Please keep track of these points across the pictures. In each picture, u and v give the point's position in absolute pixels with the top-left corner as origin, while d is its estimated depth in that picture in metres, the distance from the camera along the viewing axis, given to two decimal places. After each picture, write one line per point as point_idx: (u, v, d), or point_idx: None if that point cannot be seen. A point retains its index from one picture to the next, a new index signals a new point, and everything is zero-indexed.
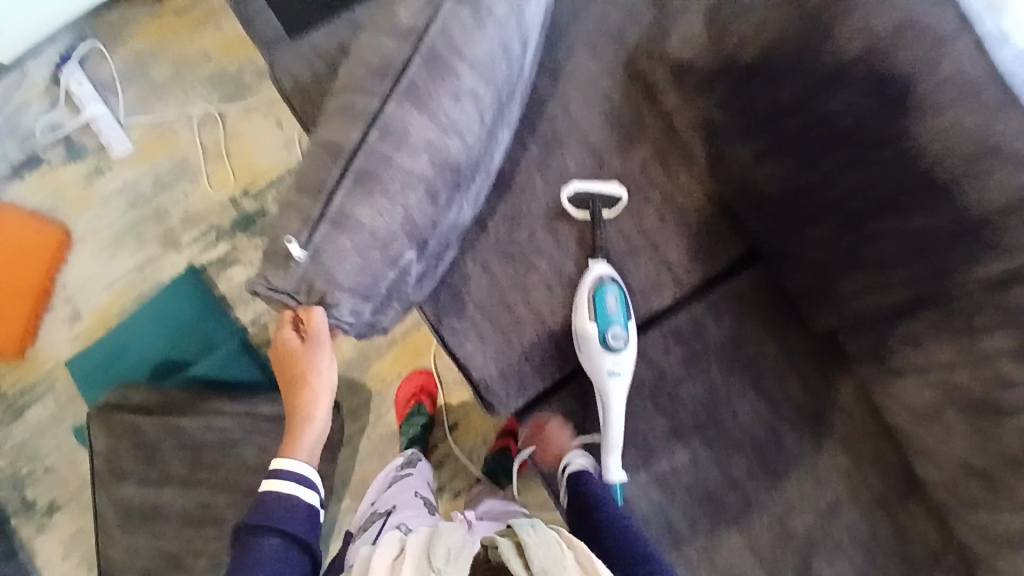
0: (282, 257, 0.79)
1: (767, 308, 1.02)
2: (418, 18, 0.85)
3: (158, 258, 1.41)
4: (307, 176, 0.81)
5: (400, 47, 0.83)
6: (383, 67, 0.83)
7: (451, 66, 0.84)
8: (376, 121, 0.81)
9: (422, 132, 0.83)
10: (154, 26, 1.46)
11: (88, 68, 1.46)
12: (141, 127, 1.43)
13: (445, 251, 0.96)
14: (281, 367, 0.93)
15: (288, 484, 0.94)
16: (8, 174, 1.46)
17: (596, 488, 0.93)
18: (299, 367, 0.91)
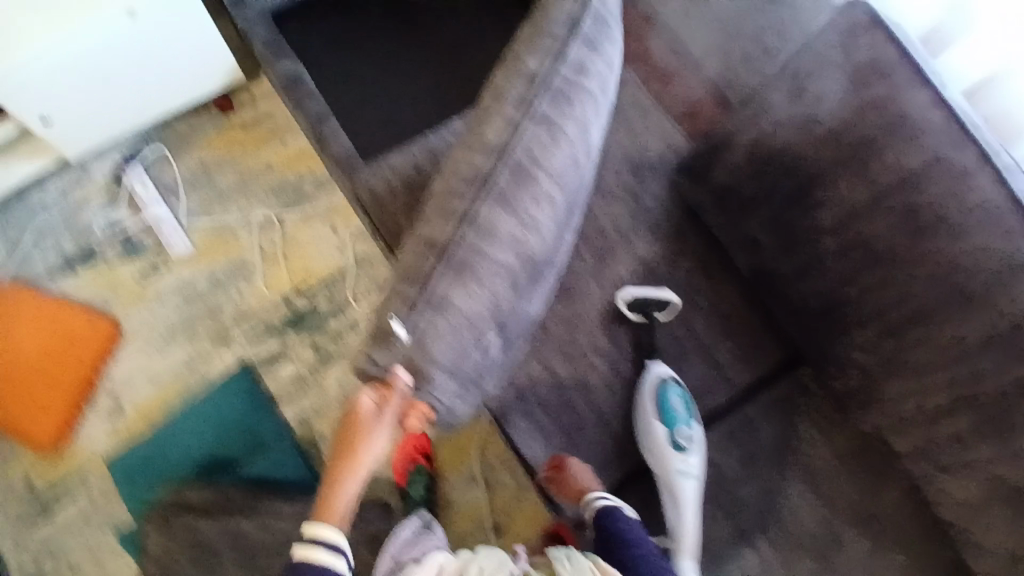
0: (386, 331, 0.77)
1: (812, 409, 1.11)
2: (501, 132, 0.80)
3: (207, 353, 1.44)
4: (406, 265, 0.77)
5: (487, 161, 0.79)
6: (473, 173, 0.79)
7: (536, 173, 0.81)
8: (467, 219, 0.77)
9: (509, 227, 0.80)
10: (223, 137, 1.56)
11: (154, 172, 1.53)
12: (201, 229, 1.50)
13: (513, 339, 0.96)
14: (344, 433, 0.86)
15: (322, 548, 0.86)
16: (60, 266, 1.47)
17: (624, 527, 0.95)
18: (362, 436, 0.84)
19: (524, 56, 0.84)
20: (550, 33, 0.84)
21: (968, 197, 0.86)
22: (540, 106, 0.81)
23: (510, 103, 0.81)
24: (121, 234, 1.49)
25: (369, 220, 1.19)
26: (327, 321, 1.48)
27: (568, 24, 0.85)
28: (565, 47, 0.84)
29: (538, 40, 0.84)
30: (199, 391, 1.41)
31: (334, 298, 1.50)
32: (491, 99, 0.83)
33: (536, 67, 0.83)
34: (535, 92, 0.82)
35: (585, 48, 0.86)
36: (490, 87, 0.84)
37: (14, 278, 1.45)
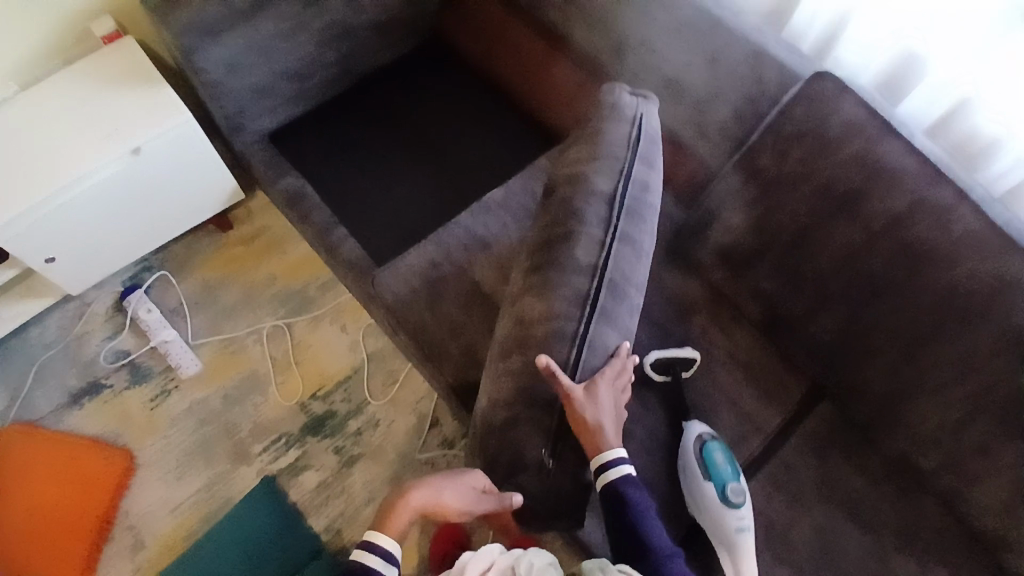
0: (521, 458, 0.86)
1: (840, 441, 1.17)
2: (591, 252, 0.87)
3: (228, 472, 1.40)
4: (530, 392, 0.84)
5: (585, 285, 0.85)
6: (579, 297, 0.85)
7: (626, 288, 0.90)
8: (585, 343, 0.84)
9: (614, 342, 0.89)
10: (223, 253, 1.60)
11: (155, 296, 1.55)
12: (210, 346, 1.51)
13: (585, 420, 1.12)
14: (444, 476, 0.91)
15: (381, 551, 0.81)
16: (65, 405, 1.43)
17: (632, 506, 0.86)
18: (459, 492, 0.88)
19: (596, 178, 0.89)
20: (612, 154, 0.91)
21: (956, 230, 0.95)
22: (620, 227, 0.88)
23: (592, 225, 0.87)
24: (126, 361, 1.47)
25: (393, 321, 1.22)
26: (346, 422, 1.46)
27: (625, 145, 0.92)
28: (627, 167, 0.91)
29: (603, 161, 0.90)
30: (221, 515, 1.36)
31: (351, 399, 1.48)
32: (571, 221, 0.88)
33: (608, 190, 0.89)
34: (612, 214, 0.89)
35: (643, 166, 0.93)
36: (565, 210, 0.89)
37: (16, 421, 1.41)
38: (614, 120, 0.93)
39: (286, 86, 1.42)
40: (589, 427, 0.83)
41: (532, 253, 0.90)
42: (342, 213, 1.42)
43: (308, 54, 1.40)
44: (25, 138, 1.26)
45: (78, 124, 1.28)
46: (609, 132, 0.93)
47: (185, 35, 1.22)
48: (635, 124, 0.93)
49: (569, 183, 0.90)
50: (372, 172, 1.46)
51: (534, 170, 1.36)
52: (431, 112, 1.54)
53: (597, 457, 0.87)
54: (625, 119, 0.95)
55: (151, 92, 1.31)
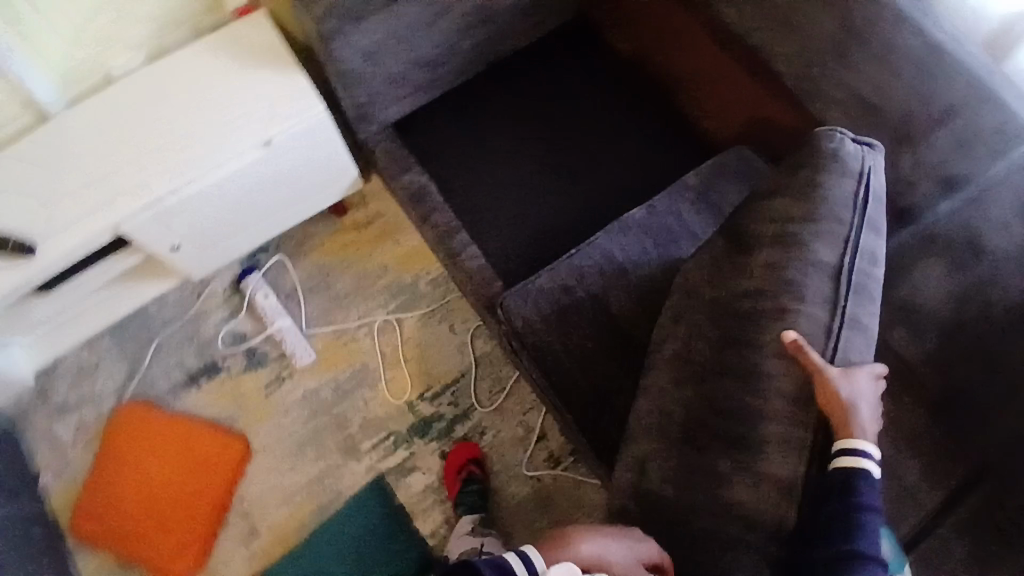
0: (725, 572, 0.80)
1: (1006, 531, 1.03)
2: (818, 340, 0.79)
3: (338, 467, 1.41)
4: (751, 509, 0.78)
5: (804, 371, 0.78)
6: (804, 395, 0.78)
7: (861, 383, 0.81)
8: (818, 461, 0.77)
9: None
10: (337, 237, 1.57)
11: (271, 279, 1.55)
12: (323, 336, 1.50)
13: None
14: (604, 529, 0.81)
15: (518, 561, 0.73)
16: (184, 384, 1.47)
17: (858, 498, 0.71)
18: (621, 556, 0.79)
19: (820, 249, 0.81)
20: (835, 217, 0.82)
21: None
22: (844, 304, 0.80)
23: (812, 302, 0.80)
24: (243, 345, 1.50)
25: (522, 348, 1.14)
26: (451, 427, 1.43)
27: (847, 206, 0.83)
28: (849, 233, 0.82)
29: (824, 226, 0.82)
30: (332, 510, 1.38)
31: (459, 402, 1.45)
32: (787, 295, 0.80)
33: (831, 261, 0.81)
34: (833, 289, 0.81)
35: (870, 235, 0.84)
36: (782, 285, 0.81)
37: (139, 398, 1.46)
38: (837, 176, 0.83)
39: (419, 74, 1.33)
40: (843, 407, 0.73)
41: (729, 323, 0.84)
42: (465, 215, 1.35)
43: (443, 39, 1.29)
44: (162, 123, 1.24)
45: (209, 109, 1.23)
46: (830, 190, 0.83)
47: (328, 19, 1.13)
48: (863, 183, 0.84)
49: (784, 249, 0.82)
50: (499, 172, 1.37)
51: (682, 187, 1.23)
52: (566, 106, 1.42)
53: (845, 442, 0.73)
54: (849, 173, 0.84)
55: (284, 80, 1.25)
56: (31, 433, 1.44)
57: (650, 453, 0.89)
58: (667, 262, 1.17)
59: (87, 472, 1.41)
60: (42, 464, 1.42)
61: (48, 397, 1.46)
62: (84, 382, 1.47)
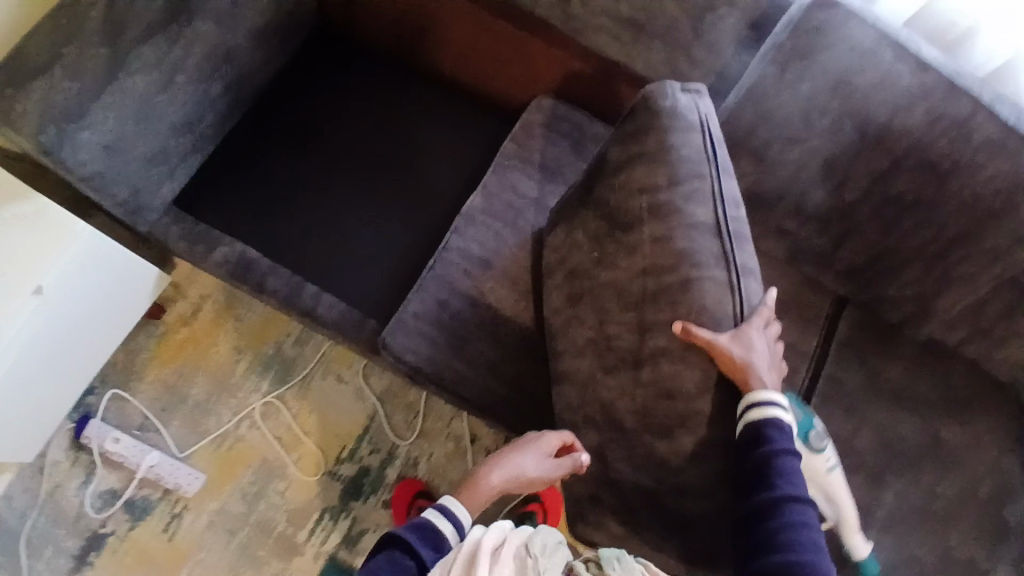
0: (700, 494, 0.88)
1: (873, 338, 1.17)
2: (723, 299, 0.84)
3: (284, 571, 1.29)
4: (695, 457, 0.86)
5: (724, 325, 0.83)
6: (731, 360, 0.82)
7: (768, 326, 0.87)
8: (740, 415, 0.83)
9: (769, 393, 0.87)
10: (169, 343, 1.40)
11: (114, 420, 1.35)
12: (205, 450, 1.34)
13: None
14: (506, 450, 0.95)
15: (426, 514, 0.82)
16: (69, 572, 1.26)
17: (773, 445, 0.78)
18: (535, 462, 0.92)
19: (693, 211, 0.87)
20: (695, 173, 0.88)
21: (975, 136, 0.95)
22: (732, 253, 0.86)
23: (705, 261, 0.85)
24: (117, 501, 1.30)
25: (423, 381, 1.12)
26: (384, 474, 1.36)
27: (700, 161, 0.89)
28: (711, 187, 0.88)
29: (689, 186, 0.88)
30: None
31: (380, 447, 1.38)
32: (682, 262, 0.85)
33: (708, 217, 0.87)
34: (718, 243, 0.86)
35: (729, 179, 0.91)
36: (671, 254, 0.86)
37: None
38: (683, 134, 0.90)
39: (178, 141, 1.19)
40: (743, 368, 0.81)
41: (640, 301, 0.89)
42: (299, 269, 1.25)
43: (190, 97, 1.17)
44: None
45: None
46: (680, 150, 0.89)
47: (46, 125, 1.00)
48: (707, 133, 0.90)
49: (662, 219, 0.88)
50: (312, 210, 1.28)
51: (501, 159, 1.23)
52: (349, 117, 1.33)
53: (750, 395, 0.81)
54: (691, 128, 0.91)
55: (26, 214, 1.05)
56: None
57: (608, 445, 0.96)
58: (516, 239, 1.19)
59: None
60: None
61: None
62: None
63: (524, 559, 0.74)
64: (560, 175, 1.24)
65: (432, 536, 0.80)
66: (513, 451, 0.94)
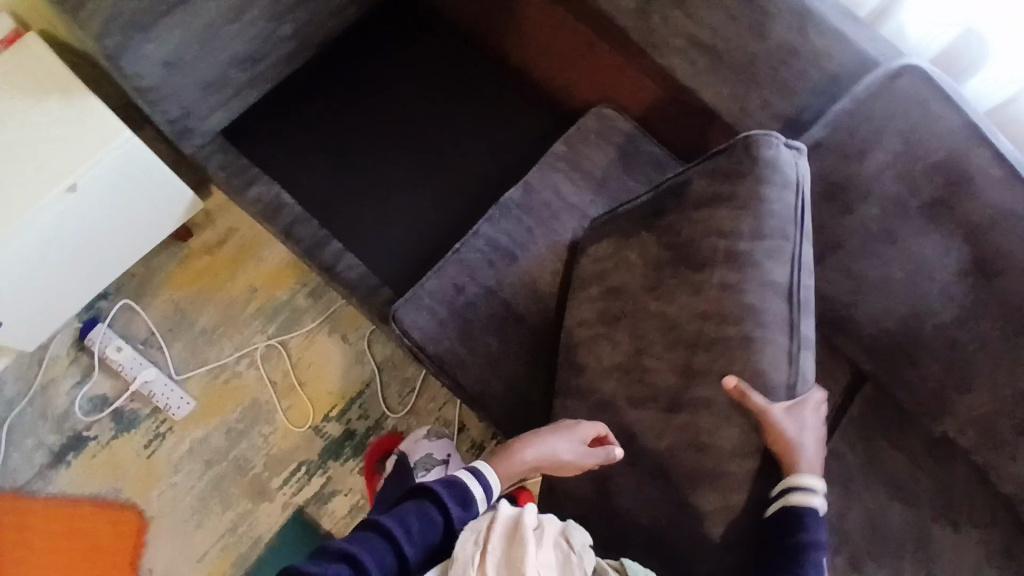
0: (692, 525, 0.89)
1: (881, 421, 1.14)
2: (779, 367, 0.82)
3: (249, 512, 1.30)
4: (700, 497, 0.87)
5: (777, 392, 0.82)
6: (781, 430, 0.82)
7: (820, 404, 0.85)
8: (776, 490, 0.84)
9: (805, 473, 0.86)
10: (188, 267, 1.41)
11: (120, 329, 1.37)
12: (199, 379, 1.36)
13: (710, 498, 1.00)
14: (541, 431, 0.91)
15: (467, 472, 0.83)
16: (48, 465, 1.29)
17: (806, 533, 0.80)
18: (567, 446, 0.89)
19: (769, 268, 0.84)
20: (782, 234, 0.85)
21: None
22: (800, 324, 0.84)
23: (771, 326, 0.83)
24: (107, 408, 1.33)
25: (424, 361, 1.12)
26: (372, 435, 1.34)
27: (791, 221, 0.85)
28: (794, 252, 0.85)
29: (775, 246, 0.84)
30: (254, 557, 1.27)
31: (368, 414, 1.38)
32: (749, 321, 0.83)
33: (783, 280, 0.84)
34: (788, 310, 0.83)
35: (810, 246, 0.87)
36: (737, 307, 0.83)
37: (4, 492, 1.26)
38: (779, 186, 0.85)
39: (236, 75, 1.20)
40: (792, 445, 0.81)
41: (692, 344, 0.87)
42: (327, 222, 1.24)
43: (259, 35, 1.18)
44: None
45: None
46: (776, 205, 0.85)
47: (108, 27, 1.00)
48: (800, 191, 0.87)
49: (737, 268, 0.84)
50: (353, 167, 1.27)
51: (550, 159, 1.22)
52: (410, 84, 1.32)
53: (794, 478, 0.82)
54: (788, 185, 0.86)
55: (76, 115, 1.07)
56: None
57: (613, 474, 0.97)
58: (548, 241, 1.18)
59: None
60: None
61: None
62: None
63: (563, 549, 0.75)
64: (607, 187, 1.22)
65: (464, 499, 0.80)
66: (555, 434, 0.90)
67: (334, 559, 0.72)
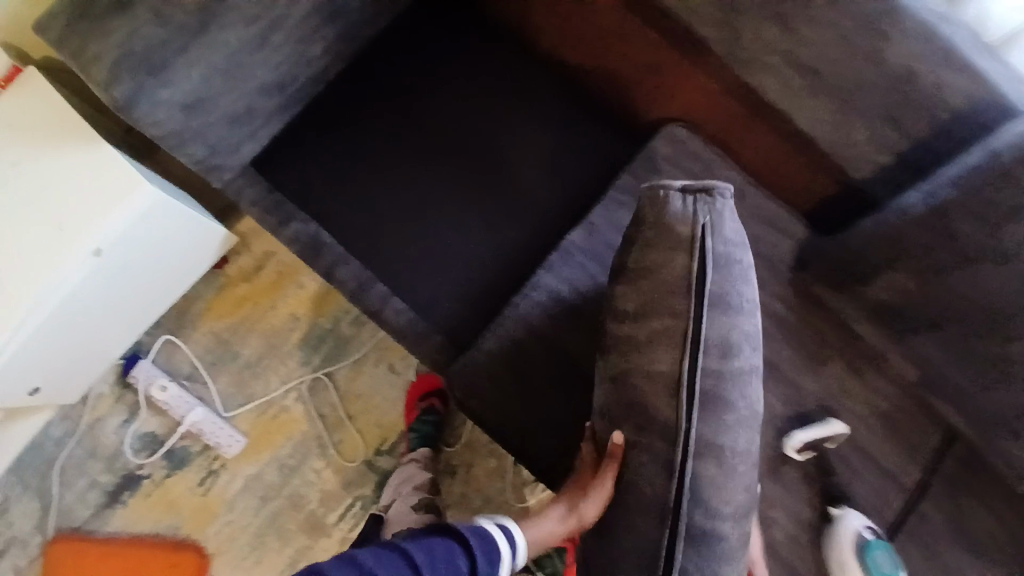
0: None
1: (985, 483, 1.04)
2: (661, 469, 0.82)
3: (307, 547, 1.29)
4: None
5: (723, 505, 0.82)
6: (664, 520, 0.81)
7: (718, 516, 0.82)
8: None
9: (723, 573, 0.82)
10: (226, 296, 1.34)
11: (162, 364, 1.32)
12: (248, 414, 1.32)
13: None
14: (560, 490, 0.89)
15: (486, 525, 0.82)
16: (104, 504, 1.28)
17: None
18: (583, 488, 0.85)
19: (653, 356, 0.84)
20: (670, 311, 0.84)
21: None
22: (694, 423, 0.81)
23: (717, 434, 0.82)
24: (160, 447, 1.30)
25: (484, 425, 1.05)
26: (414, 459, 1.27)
27: (707, 310, 0.84)
28: (734, 348, 0.85)
29: (703, 341, 0.83)
30: None
31: None
32: (630, 417, 0.84)
33: (665, 368, 0.83)
34: (715, 421, 0.83)
35: (719, 327, 0.84)
36: (624, 401, 0.85)
37: (65, 531, 1.26)
38: (669, 253, 0.86)
39: (263, 103, 1.07)
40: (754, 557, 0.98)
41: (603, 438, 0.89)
42: (370, 261, 1.14)
43: (285, 60, 1.04)
44: None
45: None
46: (692, 304, 0.84)
47: (120, 68, 0.88)
48: (696, 258, 0.85)
49: (622, 360, 0.87)
50: (397, 199, 1.16)
51: (618, 193, 1.10)
52: (456, 98, 1.18)
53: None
54: (679, 247, 0.86)
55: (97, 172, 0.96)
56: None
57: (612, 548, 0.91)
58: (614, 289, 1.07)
59: None
60: None
61: None
62: None
63: None
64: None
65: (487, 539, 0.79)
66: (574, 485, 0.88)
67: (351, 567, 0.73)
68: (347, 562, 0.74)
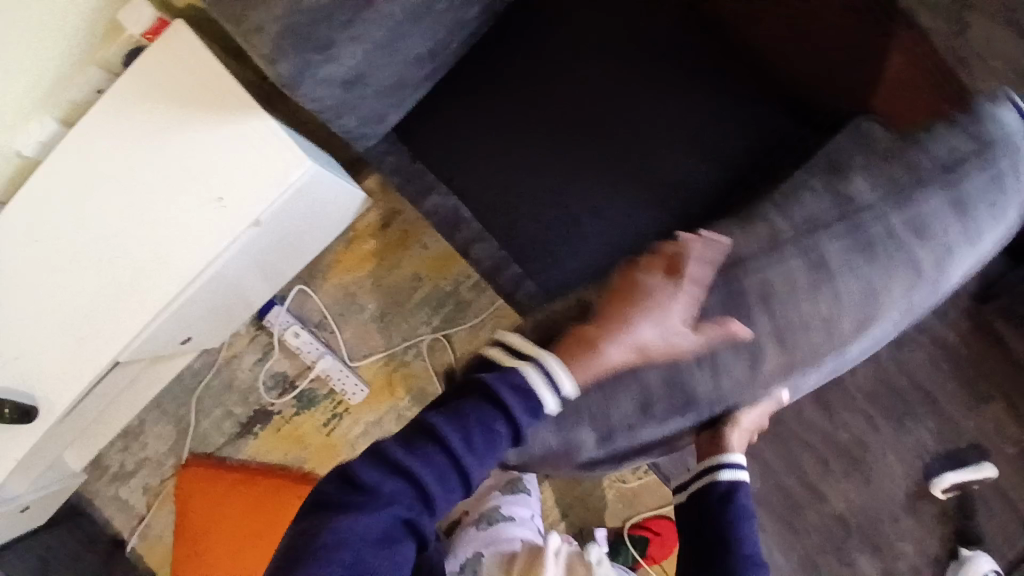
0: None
1: None
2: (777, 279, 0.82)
3: None
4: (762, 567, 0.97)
5: (817, 333, 0.81)
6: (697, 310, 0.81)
7: (750, 316, 0.81)
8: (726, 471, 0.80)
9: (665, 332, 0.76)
10: (352, 250, 1.37)
11: (295, 308, 1.37)
12: (371, 364, 1.36)
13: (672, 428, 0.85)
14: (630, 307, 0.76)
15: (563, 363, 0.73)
16: (236, 433, 1.37)
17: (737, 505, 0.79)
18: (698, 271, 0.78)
19: (875, 207, 0.83)
20: (915, 184, 0.83)
21: None
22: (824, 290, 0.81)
23: (886, 284, 0.83)
24: (291, 388, 1.36)
25: None
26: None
27: (923, 243, 0.83)
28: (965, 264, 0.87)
29: (903, 219, 0.82)
30: None
31: None
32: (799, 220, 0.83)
33: (870, 222, 0.82)
34: (857, 256, 0.82)
35: (909, 235, 0.82)
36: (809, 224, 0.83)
37: (197, 457, 1.37)
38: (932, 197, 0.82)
39: (413, 72, 1.02)
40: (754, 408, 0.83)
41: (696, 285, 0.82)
42: (507, 240, 1.09)
43: (440, 27, 0.99)
44: (128, 225, 0.96)
45: (166, 189, 0.96)
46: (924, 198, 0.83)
47: (284, 43, 0.83)
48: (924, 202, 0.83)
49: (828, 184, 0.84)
50: (546, 163, 1.08)
51: None
52: (609, 64, 1.10)
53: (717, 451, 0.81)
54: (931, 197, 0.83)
55: (261, 144, 0.95)
56: (107, 498, 1.40)
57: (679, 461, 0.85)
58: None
59: (172, 534, 1.39)
60: (122, 531, 1.40)
61: (104, 466, 1.41)
62: (133, 448, 1.40)
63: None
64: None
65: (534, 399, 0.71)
66: (657, 274, 0.77)
67: (386, 474, 0.67)
68: (411, 470, 0.67)
